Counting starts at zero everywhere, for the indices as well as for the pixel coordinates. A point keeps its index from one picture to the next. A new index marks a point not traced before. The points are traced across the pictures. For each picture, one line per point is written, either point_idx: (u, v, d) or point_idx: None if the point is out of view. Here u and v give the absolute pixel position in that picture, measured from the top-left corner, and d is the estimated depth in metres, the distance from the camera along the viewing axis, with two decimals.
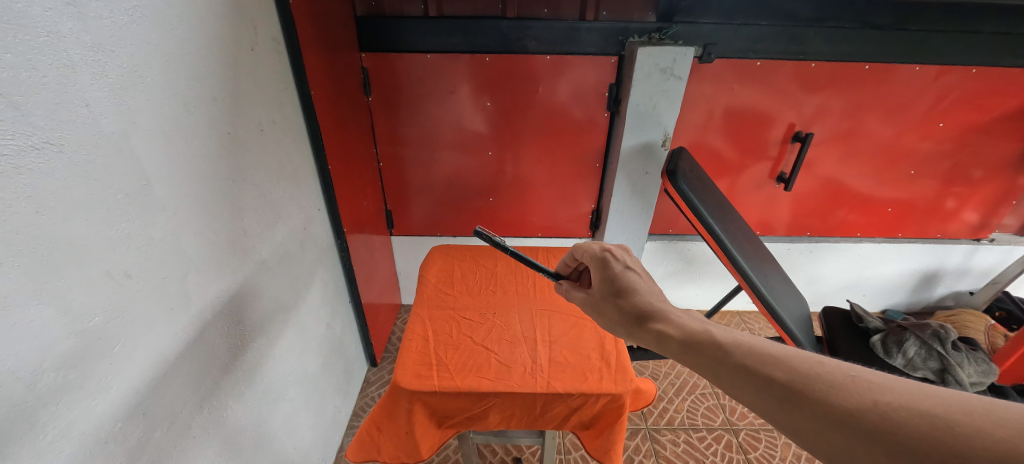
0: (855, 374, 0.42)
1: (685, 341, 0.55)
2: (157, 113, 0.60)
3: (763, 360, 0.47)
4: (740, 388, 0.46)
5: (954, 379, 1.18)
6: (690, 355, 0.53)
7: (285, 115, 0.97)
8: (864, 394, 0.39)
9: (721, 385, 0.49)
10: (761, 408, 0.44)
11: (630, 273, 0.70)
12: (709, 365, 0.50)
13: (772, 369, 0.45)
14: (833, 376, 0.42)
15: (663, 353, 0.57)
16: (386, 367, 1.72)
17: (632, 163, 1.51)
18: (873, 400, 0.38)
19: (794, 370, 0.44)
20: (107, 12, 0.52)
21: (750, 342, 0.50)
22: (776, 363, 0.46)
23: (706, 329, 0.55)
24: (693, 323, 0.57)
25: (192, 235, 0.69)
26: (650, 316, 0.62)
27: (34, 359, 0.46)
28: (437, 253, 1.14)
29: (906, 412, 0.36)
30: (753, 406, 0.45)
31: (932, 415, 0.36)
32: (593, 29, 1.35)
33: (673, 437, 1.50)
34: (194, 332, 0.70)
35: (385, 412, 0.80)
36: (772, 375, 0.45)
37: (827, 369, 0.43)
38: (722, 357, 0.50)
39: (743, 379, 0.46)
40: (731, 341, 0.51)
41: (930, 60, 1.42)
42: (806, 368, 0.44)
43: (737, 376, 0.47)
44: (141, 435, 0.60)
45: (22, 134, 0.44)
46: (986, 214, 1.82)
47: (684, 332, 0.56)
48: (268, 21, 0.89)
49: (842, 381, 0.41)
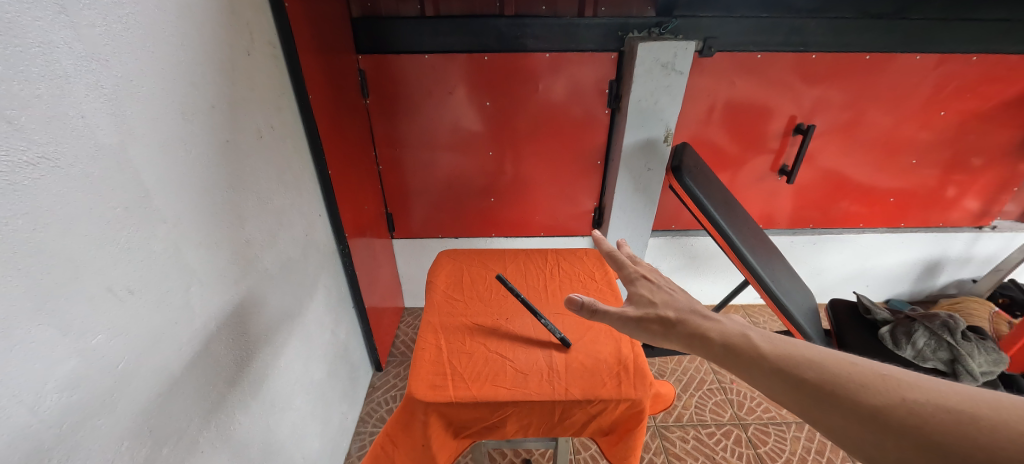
0: (887, 373, 0.45)
1: (726, 343, 0.57)
2: (154, 123, 0.59)
3: (796, 362, 0.50)
4: (775, 389, 0.50)
5: (965, 369, 1.17)
6: (732, 360, 0.55)
7: (283, 120, 0.96)
8: (893, 393, 0.43)
9: (757, 386, 0.52)
10: (796, 407, 0.47)
11: (663, 288, 0.73)
12: (748, 368, 0.53)
13: (804, 370, 0.49)
14: (864, 376, 0.45)
15: (704, 357, 0.59)
16: (391, 372, 1.70)
17: (635, 160, 1.49)
18: (902, 397, 0.42)
19: (827, 370, 0.47)
20: (100, 20, 0.51)
21: (785, 346, 0.53)
22: (809, 365, 0.49)
23: (744, 334, 0.57)
24: (733, 328, 0.59)
25: (195, 245, 0.67)
26: (689, 319, 0.64)
27: (36, 383, 0.45)
28: (445, 258, 1.12)
29: (933, 408, 0.40)
30: (790, 406, 0.49)
31: (957, 410, 0.39)
32: (593, 25, 1.34)
33: (682, 434, 1.49)
34: (197, 344, 0.68)
35: (399, 423, 0.78)
36: (805, 375, 0.48)
37: (859, 370, 0.46)
38: (758, 359, 0.53)
39: (780, 381, 0.49)
40: (768, 345, 0.54)
41: (930, 48, 1.41)
42: (838, 368, 0.47)
43: (772, 378, 0.50)
44: (150, 451, 0.59)
45: (16, 150, 0.42)
46: (987, 201, 1.81)
47: (725, 336, 0.58)
48: (263, 23, 0.87)
49: (872, 379, 0.45)
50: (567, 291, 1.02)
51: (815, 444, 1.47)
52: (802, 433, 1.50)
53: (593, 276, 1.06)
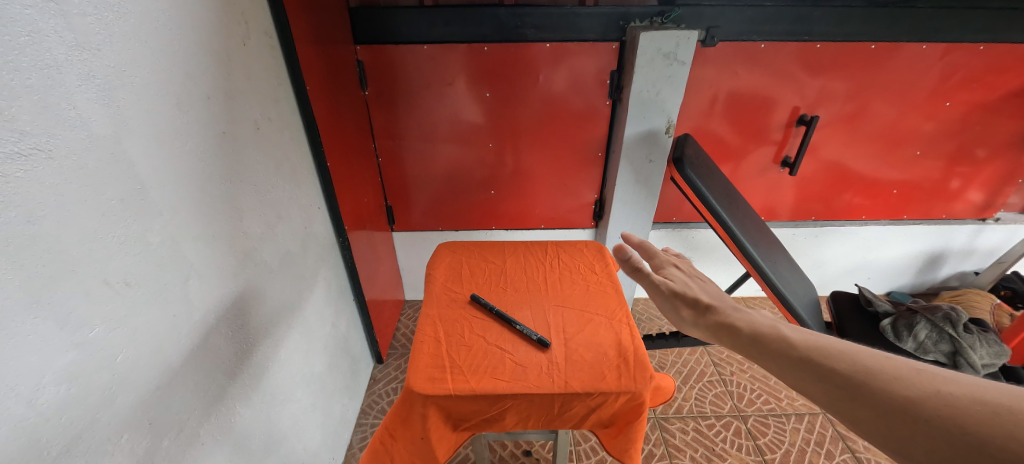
0: (921, 367, 0.43)
1: (754, 333, 0.56)
2: (148, 114, 0.58)
3: (823, 353, 0.48)
4: (801, 379, 0.48)
5: (966, 362, 1.17)
6: (759, 348, 0.54)
7: (280, 112, 0.95)
8: (926, 385, 0.41)
9: (780, 377, 0.51)
10: (822, 397, 0.45)
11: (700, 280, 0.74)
12: (774, 357, 0.52)
13: (831, 361, 0.47)
14: (897, 369, 0.43)
15: (730, 348, 0.59)
16: (392, 364, 1.71)
17: (636, 152, 1.48)
18: (937, 389, 0.40)
19: (855, 362, 0.45)
20: (92, 8, 0.50)
21: (813, 338, 0.51)
22: (838, 356, 0.47)
23: (772, 324, 0.56)
24: (760, 319, 0.58)
25: (192, 238, 0.67)
26: (722, 310, 0.64)
27: (34, 376, 0.45)
28: (444, 250, 1.11)
29: (970, 401, 0.38)
30: (816, 399, 0.47)
31: (997, 403, 0.37)
32: (593, 14, 1.32)
33: (682, 426, 1.50)
34: (196, 336, 0.68)
35: (398, 416, 0.78)
36: (832, 366, 0.46)
37: (891, 363, 0.44)
38: (783, 349, 0.51)
39: (806, 371, 0.48)
40: (795, 335, 0.52)
41: (936, 38, 1.39)
42: (868, 361, 0.45)
43: (797, 367, 0.49)
44: (150, 444, 0.59)
45: (8, 141, 0.41)
46: (991, 193, 1.80)
47: (752, 325, 0.58)
48: (259, 13, 0.86)
49: (905, 372, 0.43)
50: (567, 283, 1.01)
51: (815, 435, 1.48)
52: (802, 425, 1.51)
53: (594, 269, 1.06)
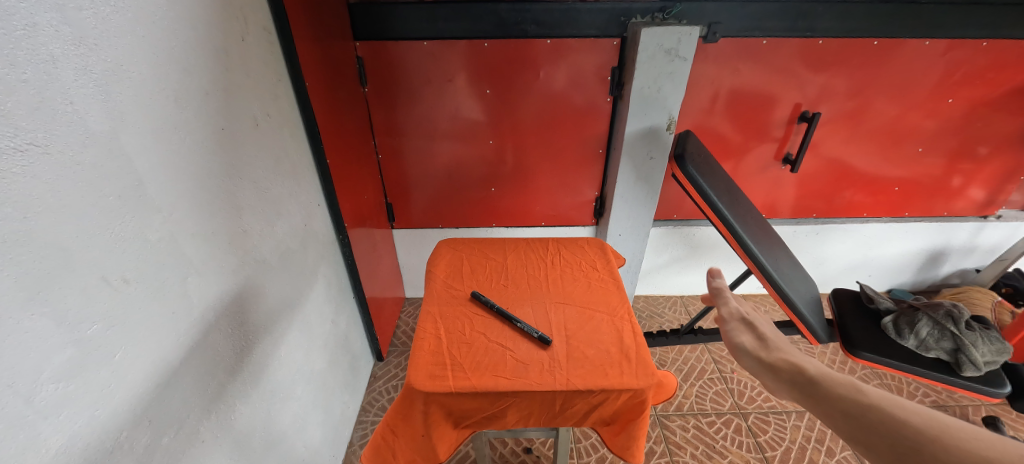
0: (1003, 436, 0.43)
1: (820, 380, 0.59)
2: (146, 110, 0.57)
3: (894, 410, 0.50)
4: (868, 432, 0.49)
5: (968, 359, 1.16)
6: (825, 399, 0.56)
7: (280, 108, 0.94)
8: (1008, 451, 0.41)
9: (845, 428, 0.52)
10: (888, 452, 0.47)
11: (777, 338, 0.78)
12: (840, 408, 0.54)
13: (904, 418, 0.48)
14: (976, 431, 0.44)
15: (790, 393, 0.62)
16: (392, 362, 1.71)
17: (637, 149, 1.48)
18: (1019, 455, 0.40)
19: (929, 421, 0.47)
20: (88, 2, 0.49)
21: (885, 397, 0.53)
22: (911, 415, 0.49)
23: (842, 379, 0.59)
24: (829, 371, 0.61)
25: (190, 235, 0.66)
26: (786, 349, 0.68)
27: (32, 373, 0.44)
28: (445, 247, 1.11)
29: None
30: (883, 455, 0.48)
31: None
32: (594, 10, 1.31)
33: (682, 423, 1.50)
34: (196, 334, 0.68)
35: (399, 414, 0.78)
36: (903, 422, 0.48)
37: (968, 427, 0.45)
38: (851, 402, 0.54)
39: (872, 425, 0.50)
40: (865, 391, 0.54)
41: (939, 34, 1.38)
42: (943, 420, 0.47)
43: (864, 419, 0.51)
44: (149, 442, 0.59)
45: (3, 137, 0.41)
46: (992, 190, 1.79)
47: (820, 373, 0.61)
48: (257, 9, 0.85)
49: (983, 434, 0.44)
50: (568, 280, 1.01)
51: (816, 432, 1.48)
52: (803, 422, 1.51)
53: (596, 266, 1.06)
